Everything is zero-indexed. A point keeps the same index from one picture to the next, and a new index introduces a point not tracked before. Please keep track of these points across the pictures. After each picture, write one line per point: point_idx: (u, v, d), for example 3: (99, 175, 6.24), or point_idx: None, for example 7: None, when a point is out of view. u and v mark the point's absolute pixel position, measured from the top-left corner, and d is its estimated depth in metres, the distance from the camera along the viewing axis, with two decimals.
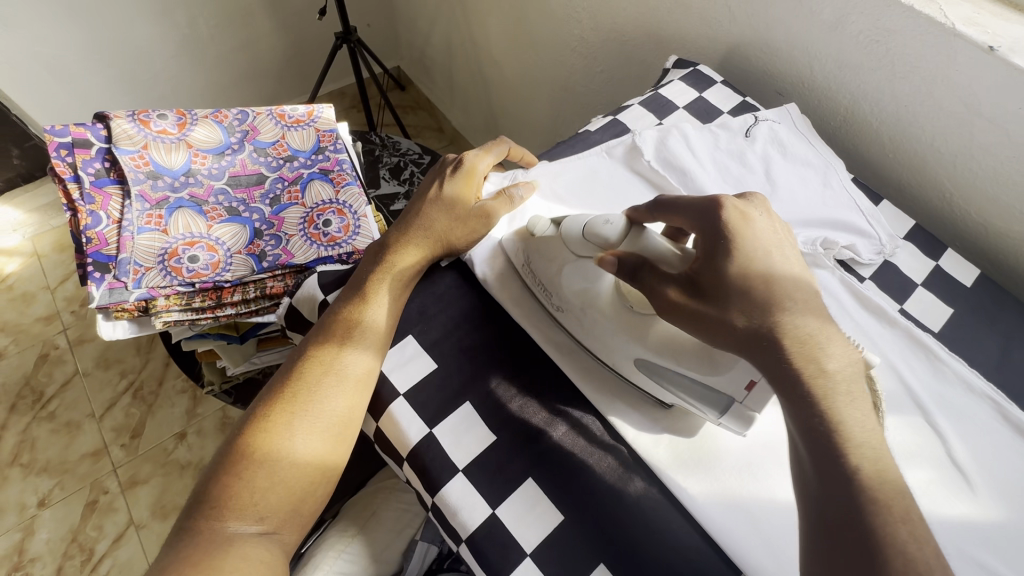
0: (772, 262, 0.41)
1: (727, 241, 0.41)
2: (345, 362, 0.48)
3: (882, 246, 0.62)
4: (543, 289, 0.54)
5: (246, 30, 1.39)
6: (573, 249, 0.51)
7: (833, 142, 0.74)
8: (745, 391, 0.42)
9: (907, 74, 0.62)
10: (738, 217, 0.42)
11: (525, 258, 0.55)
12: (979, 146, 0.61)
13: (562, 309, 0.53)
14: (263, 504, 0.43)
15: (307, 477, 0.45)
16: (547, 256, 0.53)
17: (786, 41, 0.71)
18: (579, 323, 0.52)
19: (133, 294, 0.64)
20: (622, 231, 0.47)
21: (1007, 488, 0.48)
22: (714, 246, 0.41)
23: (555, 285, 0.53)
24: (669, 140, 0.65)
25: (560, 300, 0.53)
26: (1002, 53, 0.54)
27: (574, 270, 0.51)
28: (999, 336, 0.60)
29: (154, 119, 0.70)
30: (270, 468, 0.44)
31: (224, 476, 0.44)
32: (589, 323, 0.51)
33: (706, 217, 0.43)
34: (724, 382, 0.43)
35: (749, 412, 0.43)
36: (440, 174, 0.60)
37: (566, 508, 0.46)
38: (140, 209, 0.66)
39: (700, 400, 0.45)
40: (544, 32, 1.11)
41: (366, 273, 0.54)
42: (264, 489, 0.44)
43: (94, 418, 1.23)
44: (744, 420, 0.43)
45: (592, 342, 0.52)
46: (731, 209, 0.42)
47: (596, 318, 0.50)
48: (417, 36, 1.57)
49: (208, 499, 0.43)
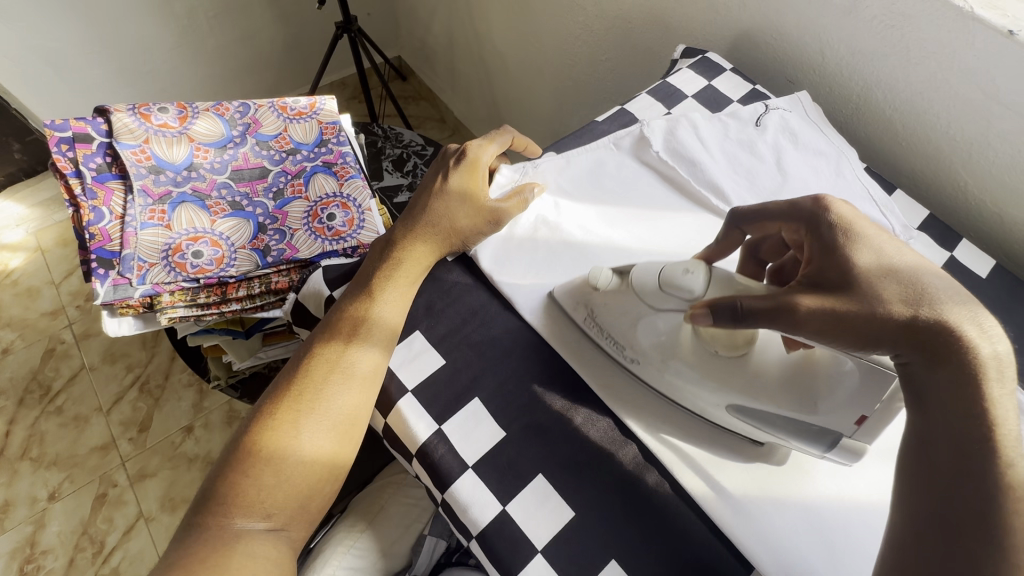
0: None
1: (845, 236, 0.40)
2: (351, 360, 0.48)
3: (895, 238, 0.61)
4: (612, 341, 0.51)
5: (245, 20, 1.37)
6: (646, 300, 0.47)
7: (845, 130, 0.73)
8: (854, 426, 0.41)
9: (923, 60, 0.61)
10: (852, 215, 0.41)
11: (590, 311, 0.51)
12: (996, 134, 0.59)
13: (636, 360, 0.50)
14: (270, 502, 0.43)
15: (314, 475, 0.45)
16: (615, 305, 0.50)
17: (797, 26, 0.70)
18: (659, 375, 0.49)
19: (138, 290, 0.63)
20: (705, 281, 0.44)
21: None
22: (819, 234, 0.41)
23: (629, 338, 0.49)
24: (678, 129, 0.64)
25: (635, 353, 0.49)
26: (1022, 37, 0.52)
27: (650, 323, 0.48)
28: (1014, 327, 0.59)
29: (155, 112, 0.69)
30: (277, 466, 0.44)
31: (231, 474, 0.44)
32: (669, 368, 0.48)
33: (814, 219, 0.42)
34: (827, 421, 0.42)
35: (859, 445, 0.42)
36: (443, 166, 0.59)
37: (577, 505, 0.46)
38: (143, 204, 0.66)
39: (800, 435, 0.44)
40: (547, 19, 1.09)
41: (372, 269, 0.54)
42: (270, 487, 0.43)
43: (102, 412, 1.24)
44: (855, 453, 0.43)
45: (665, 388, 0.49)
46: (841, 207, 0.42)
47: (680, 369, 0.47)
48: (418, 25, 1.54)
49: (216, 496, 0.43)
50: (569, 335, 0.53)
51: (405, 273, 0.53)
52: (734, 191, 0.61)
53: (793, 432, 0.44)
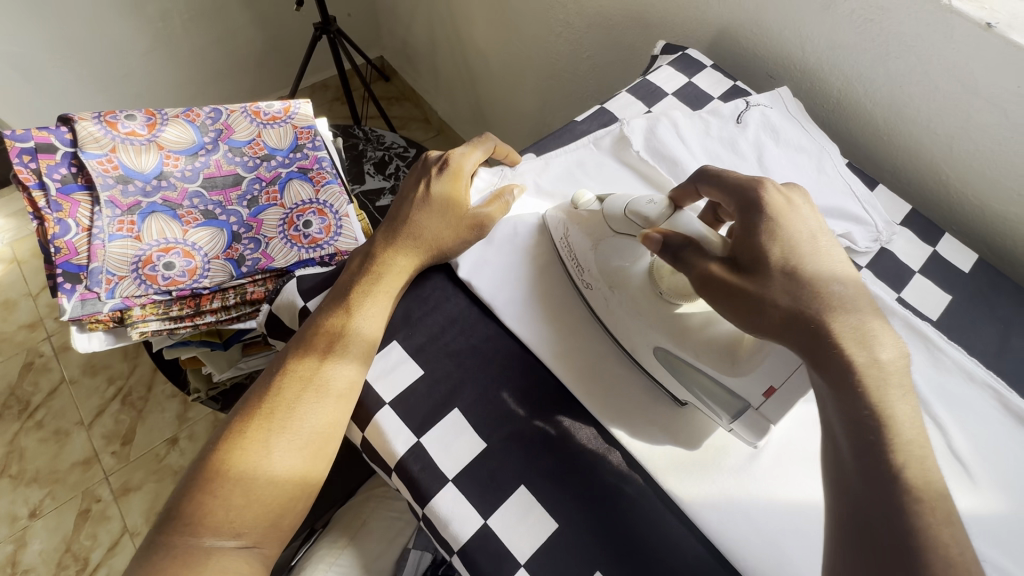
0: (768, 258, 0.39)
1: (768, 221, 0.41)
2: (327, 376, 0.46)
3: (878, 234, 0.61)
4: (575, 264, 0.53)
5: (222, 23, 1.35)
6: (611, 227, 0.51)
7: (826, 125, 0.72)
8: (762, 397, 0.42)
9: (902, 54, 0.60)
10: (782, 202, 0.42)
11: (565, 232, 0.54)
12: (976, 127, 0.59)
13: (590, 287, 0.53)
14: (240, 522, 0.42)
15: (286, 494, 0.43)
16: (585, 231, 0.53)
17: (777, 21, 0.69)
18: (604, 302, 0.52)
19: (106, 304, 0.61)
20: (664, 211, 0.48)
21: (1008, 479, 0.47)
22: (752, 221, 0.42)
23: (587, 261, 0.52)
24: (659, 128, 0.63)
25: (589, 277, 0.52)
26: (1000, 29, 0.52)
27: (609, 248, 0.51)
28: (998, 321, 0.59)
29: (121, 120, 0.67)
30: (247, 486, 0.42)
31: (198, 493, 0.42)
32: (614, 302, 0.51)
33: (747, 196, 0.43)
34: (741, 384, 0.43)
35: (765, 421, 0.43)
36: (424, 173, 0.57)
37: (561, 516, 0.45)
38: (111, 216, 0.64)
39: (711, 400, 0.45)
40: (528, 17, 1.08)
41: (349, 281, 0.52)
42: (239, 507, 0.42)
43: (83, 426, 1.21)
44: (758, 429, 0.43)
45: (607, 320, 0.52)
46: (773, 191, 0.42)
47: (622, 297, 0.50)
48: (399, 24, 1.52)
49: (181, 516, 0.41)
50: (551, 341, 0.52)
51: (383, 286, 0.51)
52: None
53: (708, 394, 0.45)
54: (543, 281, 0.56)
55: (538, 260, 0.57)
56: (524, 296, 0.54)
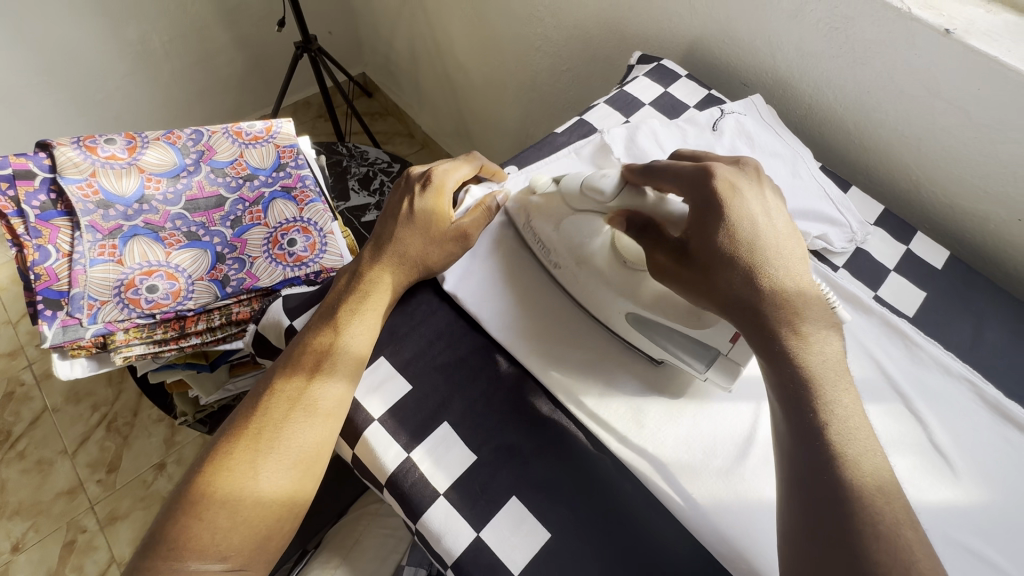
0: (766, 228, 0.43)
1: (717, 212, 0.43)
2: (315, 395, 0.46)
3: (853, 234, 0.62)
4: (541, 245, 0.57)
5: (203, 43, 1.35)
6: (570, 205, 0.54)
7: (800, 131, 0.74)
8: (730, 343, 0.46)
9: (868, 60, 0.62)
10: (727, 188, 0.43)
11: (528, 217, 0.58)
12: (942, 128, 0.61)
13: (558, 265, 0.56)
14: (226, 544, 0.41)
15: (272, 514, 0.43)
16: (546, 217, 0.56)
17: (747, 31, 0.71)
18: (573, 277, 0.55)
19: (89, 330, 0.61)
20: (617, 186, 0.50)
21: (987, 469, 0.49)
22: (711, 215, 0.43)
23: (552, 241, 0.56)
24: (637, 137, 0.64)
25: (555, 257, 0.56)
26: (958, 35, 0.55)
27: (572, 225, 0.54)
28: (973, 315, 0.60)
29: (101, 144, 0.67)
30: (233, 508, 0.42)
31: (183, 516, 0.42)
32: (581, 276, 0.54)
33: (696, 189, 0.44)
34: (709, 334, 0.47)
35: (735, 364, 0.47)
36: (407, 190, 0.57)
37: (554, 526, 0.45)
38: (92, 240, 0.63)
39: (682, 353, 0.49)
40: (506, 32, 1.10)
41: (337, 300, 0.52)
42: (225, 530, 0.42)
43: (67, 455, 1.19)
44: (731, 373, 0.47)
45: (576, 293, 0.56)
46: (721, 179, 0.43)
47: (593, 272, 0.54)
48: (381, 41, 1.54)
49: (165, 540, 0.41)
50: (540, 350, 0.52)
51: (370, 302, 0.51)
52: None
53: (680, 348, 0.49)
54: (527, 291, 0.56)
55: (526, 274, 0.57)
56: (512, 309, 0.55)
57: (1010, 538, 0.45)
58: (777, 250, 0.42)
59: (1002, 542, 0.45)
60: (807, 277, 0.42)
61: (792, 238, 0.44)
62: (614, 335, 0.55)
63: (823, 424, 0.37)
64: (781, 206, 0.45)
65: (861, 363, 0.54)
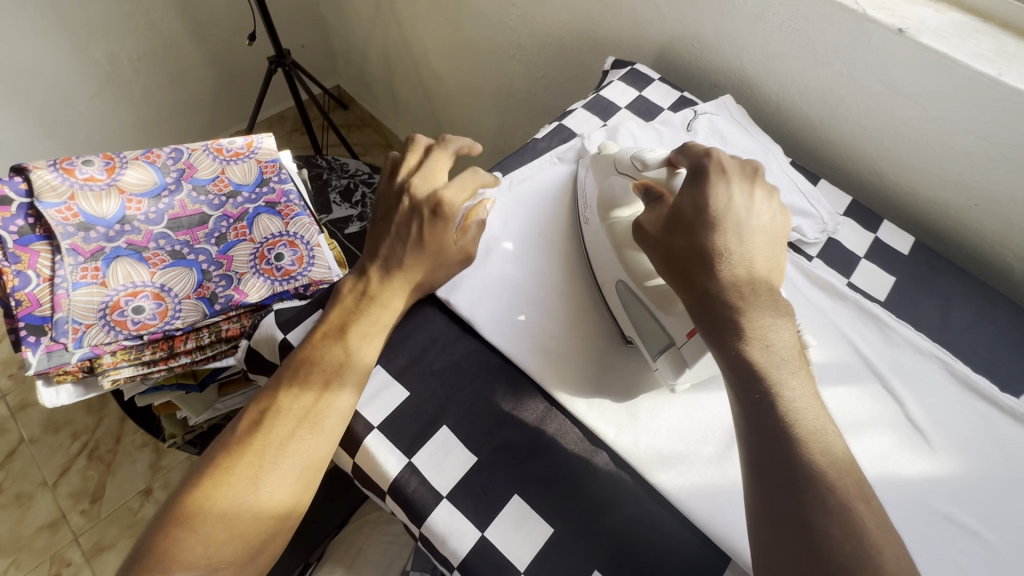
0: (743, 225, 0.46)
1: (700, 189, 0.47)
2: (316, 410, 0.47)
3: (824, 224, 0.65)
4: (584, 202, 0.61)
5: (172, 60, 1.33)
6: (617, 168, 0.58)
7: (769, 129, 0.77)
8: (686, 338, 0.48)
9: (828, 59, 0.65)
10: (716, 170, 0.48)
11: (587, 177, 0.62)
12: (901, 121, 0.64)
13: (588, 223, 0.60)
14: (217, 557, 0.41)
15: (265, 529, 0.43)
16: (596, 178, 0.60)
17: (714, 35, 0.74)
18: (591, 238, 0.59)
19: (75, 355, 0.60)
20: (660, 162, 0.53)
21: (962, 441, 0.51)
22: (694, 190, 0.48)
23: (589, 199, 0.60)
24: (617, 139, 0.67)
25: (588, 214, 0.60)
26: (910, 34, 0.58)
27: (609, 186, 0.58)
28: (939, 297, 0.64)
29: (78, 166, 0.66)
30: (227, 520, 0.42)
31: (175, 527, 0.42)
32: (597, 234, 0.58)
33: (695, 165, 0.49)
34: (673, 322, 0.49)
35: (683, 361, 0.48)
36: (415, 210, 0.57)
37: (557, 521, 0.46)
38: (74, 264, 0.62)
39: (644, 332, 0.52)
40: (480, 41, 1.11)
41: (340, 314, 0.52)
42: (220, 542, 0.41)
43: (47, 486, 1.15)
44: (677, 369, 0.48)
45: (590, 253, 0.59)
46: (714, 163, 0.48)
47: (599, 237, 0.57)
48: (354, 53, 1.54)
49: (154, 551, 0.41)
50: (533, 351, 0.54)
51: (373, 317, 0.52)
52: None
53: (644, 328, 0.52)
54: (516, 293, 0.57)
55: (516, 277, 0.58)
56: (504, 311, 0.56)
57: (985, 504, 0.48)
58: (740, 234, 0.46)
59: (977, 508, 0.48)
60: (764, 265, 0.45)
61: (769, 236, 0.47)
62: (604, 333, 0.57)
63: (808, 407, 0.39)
64: (769, 209, 0.48)
65: (820, 348, 0.56)
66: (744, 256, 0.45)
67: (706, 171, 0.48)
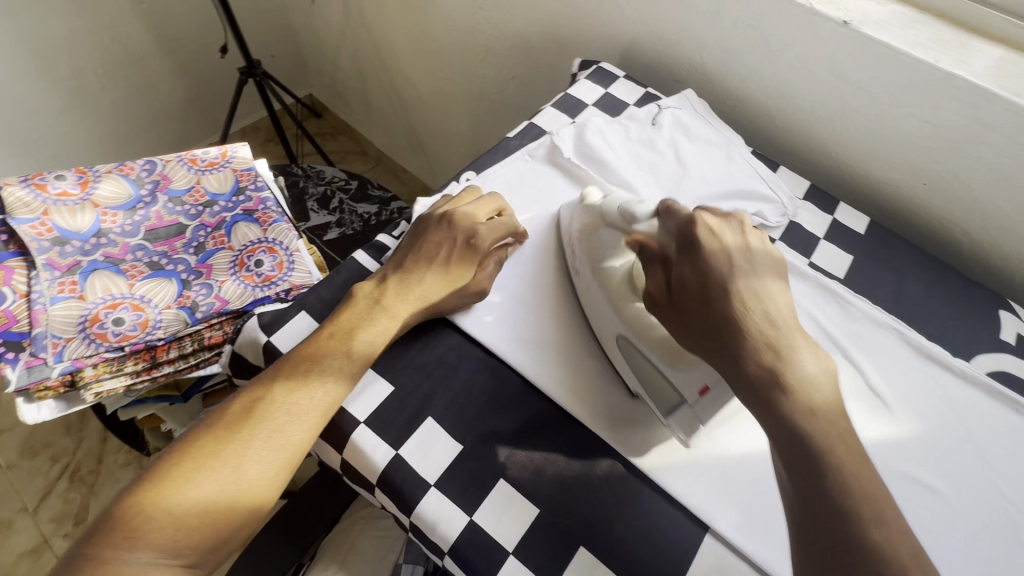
0: (748, 276, 0.46)
1: (698, 252, 0.47)
2: (301, 403, 0.47)
3: (785, 209, 0.69)
4: (570, 254, 0.60)
5: (140, 73, 1.32)
6: (604, 220, 0.58)
7: (731, 120, 0.81)
8: (699, 394, 0.46)
9: (781, 52, 0.69)
10: (708, 232, 0.48)
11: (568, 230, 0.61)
12: (852, 109, 0.68)
13: (578, 273, 0.58)
14: (181, 531, 0.42)
15: (231, 511, 0.44)
16: (581, 230, 0.59)
17: (674, 32, 0.77)
18: (585, 289, 0.57)
19: (55, 369, 0.59)
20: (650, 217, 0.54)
21: (918, 405, 0.55)
22: (691, 255, 0.48)
23: (576, 252, 0.59)
24: (586, 135, 0.69)
25: (576, 265, 0.59)
26: (854, 26, 0.62)
27: (597, 240, 0.57)
28: (894, 273, 0.67)
29: (51, 181, 0.66)
30: (196, 496, 0.43)
31: (146, 496, 0.42)
32: (591, 287, 0.56)
33: (683, 230, 0.49)
34: (682, 380, 0.46)
35: (695, 417, 0.47)
36: (447, 238, 0.57)
37: (541, 501, 0.48)
38: (50, 278, 0.62)
39: (653, 392, 0.49)
40: (450, 45, 1.13)
41: (345, 314, 0.52)
42: (190, 528, 0.42)
43: (28, 512, 1.13)
44: (690, 426, 0.48)
45: (587, 308, 0.57)
46: (704, 224, 0.49)
47: (597, 289, 0.56)
48: (326, 62, 1.55)
49: (122, 516, 0.42)
50: (512, 341, 0.56)
51: (381, 328, 0.52)
52: (645, 186, 0.67)
53: (653, 387, 0.49)
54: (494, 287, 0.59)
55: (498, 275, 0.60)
56: (482, 305, 0.58)
57: (939, 461, 0.51)
58: (755, 287, 0.45)
59: (932, 465, 0.51)
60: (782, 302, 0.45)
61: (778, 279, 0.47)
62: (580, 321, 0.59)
63: None
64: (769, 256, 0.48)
65: None
66: (754, 292, 0.45)
67: (696, 233, 0.48)
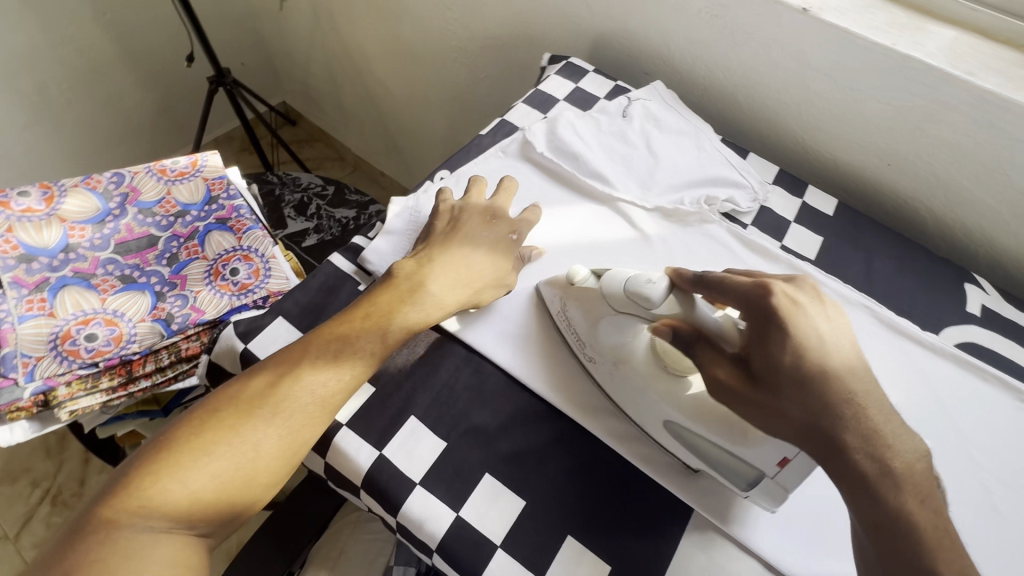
0: (834, 341, 0.39)
1: (774, 325, 0.39)
2: (332, 377, 0.46)
3: (755, 194, 0.70)
4: (576, 339, 0.54)
5: (106, 86, 1.30)
6: (612, 305, 0.50)
7: (700, 110, 0.82)
8: (777, 467, 0.41)
9: (745, 40, 0.70)
10: (788, 303, 0.40)
11: (564, 305, 0.55)
12: (816, 94, 0.70)
13: (594, 361, 0.53)
14: (195, 497, 0.40)
15: (247, 482, 0.42)
16: (584, 311, 0.53)
17: (640, 25, 0.78)
18: (609, 375, 0.52)
19: (26, 389, 0.58)
20: (666, 292, 0.45)
21: (891, 379, 0.56)
22: (765, 335, 0.40)
23: (591, 336, 0.53)
24: (558, 129, 0.69)
25: (593, 351, 0.53)
26: (813, 13, 0.63)
27: (608, 326, 0.51)
28: (864, 252, 0.69)
29: (14, 199, 0.65)
30: (215, 462, 0.41)
31: (163, 456, 0.41)
32: (618, 376, 0.51)
33: (753, 305, 0.41)
34: (756, 456, 0.42)
35: (781, 488, 0.43)
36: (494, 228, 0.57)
37: (527, 493, 0.48)
38: (18, 297, 0.61)
39: (724, 466, 0.45)
40: (422, 47, 1.13)
41: (382, 291, 0.51)
42: (204, 490, 0.40)
43: (9, 539, 1.10)
44: (776, 498, 0.44)
45: (613, 393, 0.52)
46: (780, 295, 0.40)
47: (630, 374, 0.51)
48: (297, 68, 1.53)
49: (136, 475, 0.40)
50: (491, 337, 0.56)
51: (422, 312, 0.50)
52: (618, 178, 0.67)
53: (722, 463, 0.45)
54: None
55: None
56: None
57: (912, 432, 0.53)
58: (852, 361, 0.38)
59: None
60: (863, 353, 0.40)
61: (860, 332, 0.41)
62: None
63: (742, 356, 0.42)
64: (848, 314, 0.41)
65: None
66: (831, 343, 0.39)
67: (773, 312, 0.40)
